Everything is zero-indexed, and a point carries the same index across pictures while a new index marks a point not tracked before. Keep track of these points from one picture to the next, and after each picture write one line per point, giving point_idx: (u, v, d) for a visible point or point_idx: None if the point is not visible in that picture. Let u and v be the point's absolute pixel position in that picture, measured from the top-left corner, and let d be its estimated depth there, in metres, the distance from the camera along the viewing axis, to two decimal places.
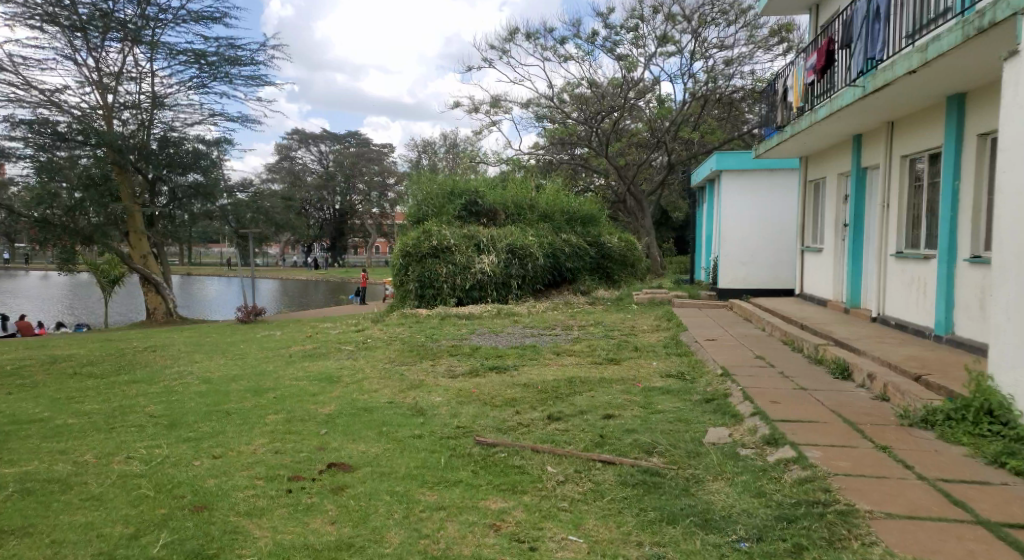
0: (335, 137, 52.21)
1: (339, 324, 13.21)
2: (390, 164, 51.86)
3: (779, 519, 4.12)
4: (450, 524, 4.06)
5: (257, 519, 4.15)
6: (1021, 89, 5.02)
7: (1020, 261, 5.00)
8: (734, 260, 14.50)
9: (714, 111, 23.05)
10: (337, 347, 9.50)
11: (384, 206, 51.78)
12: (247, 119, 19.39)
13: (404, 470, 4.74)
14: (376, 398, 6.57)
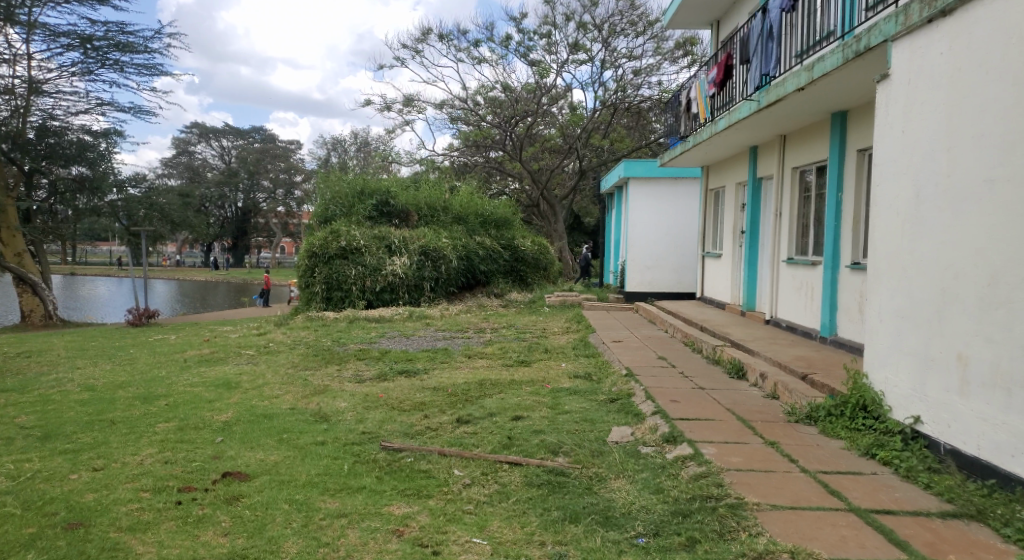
0: (238, 133, 50.89)
1: (240, 327, 12.92)
2: (298, 162, 50.80)
3: (675, 514, 4.33)
4: (351, 531, 4.09)
5: (140, 534, 4.07)
6: (891, 110, 5.42)
7: (891, 266, 5.39)
8: (641, 264, 14.93)
9: (624, 119, 23.65)
10: (236, 352, 9.31)
11: (290, 205, 50.68)
12: (139, 110, 18.64)
13: (304, 478, 4.74)
14: (276, 404, 6.50)
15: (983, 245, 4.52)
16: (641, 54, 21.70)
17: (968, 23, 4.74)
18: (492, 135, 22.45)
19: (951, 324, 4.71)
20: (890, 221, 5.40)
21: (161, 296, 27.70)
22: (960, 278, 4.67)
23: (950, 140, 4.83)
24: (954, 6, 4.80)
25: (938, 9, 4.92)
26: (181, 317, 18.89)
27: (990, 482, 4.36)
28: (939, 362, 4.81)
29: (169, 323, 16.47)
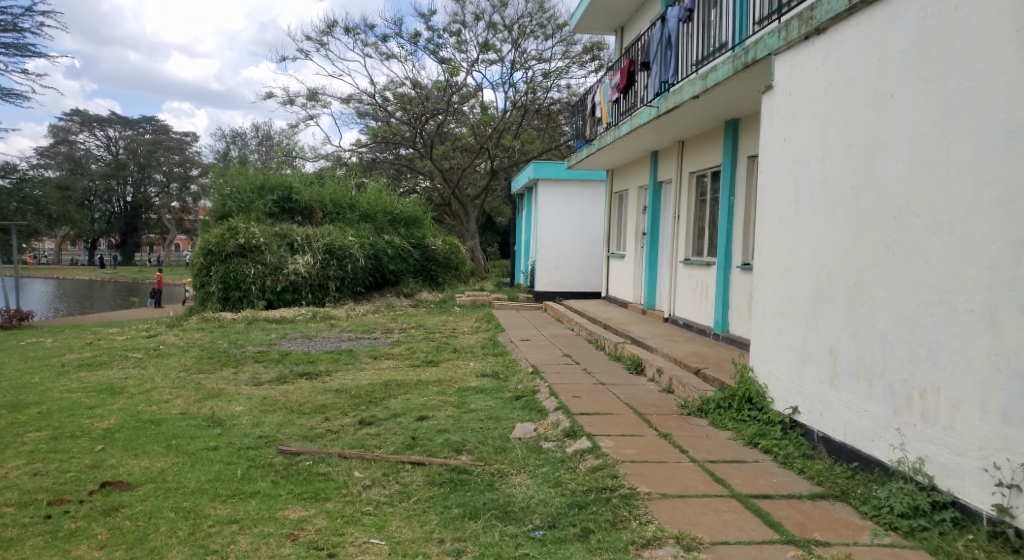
0: (126, 122, 48.64)
1: (127, 329, 12.47)
2: (194, 155, 49.05)
3: (571, 506, 4.48)
4: (243, 537, 4.04)
5: (5, 551, 3.92)
6: (775, 120, 5.78)
7: (774, 267, 5.74)
8: (549, 263, 15.18)
9: (534, 121, 23.92)
10: (122, 355, 9.00)
11: (185, 200, 48.90)
12: (9, 94, 17.72)
13: (194, 485, 4.68)
14: (166, 409, 6.34)
15: (849, 247, 4.83)
16: (550, 56, 22.01)
17: (836, 42, 5.07)
18: (402, 132, 22.32)
19: (824, 321, 5.05)
20: (774, 224, 5.74)
21: (36, 296, 26.17)
22: (831, 277, 5.00)
23: (823, 149, 5.16)
24: (826, 25, 5.14)
25: (813, 27, 5.26)
26: (63, 317, 18.03)
27: (854, 465, 4.68)
28: (814, 356, 5.15)
29: (47, 325, 15.69)
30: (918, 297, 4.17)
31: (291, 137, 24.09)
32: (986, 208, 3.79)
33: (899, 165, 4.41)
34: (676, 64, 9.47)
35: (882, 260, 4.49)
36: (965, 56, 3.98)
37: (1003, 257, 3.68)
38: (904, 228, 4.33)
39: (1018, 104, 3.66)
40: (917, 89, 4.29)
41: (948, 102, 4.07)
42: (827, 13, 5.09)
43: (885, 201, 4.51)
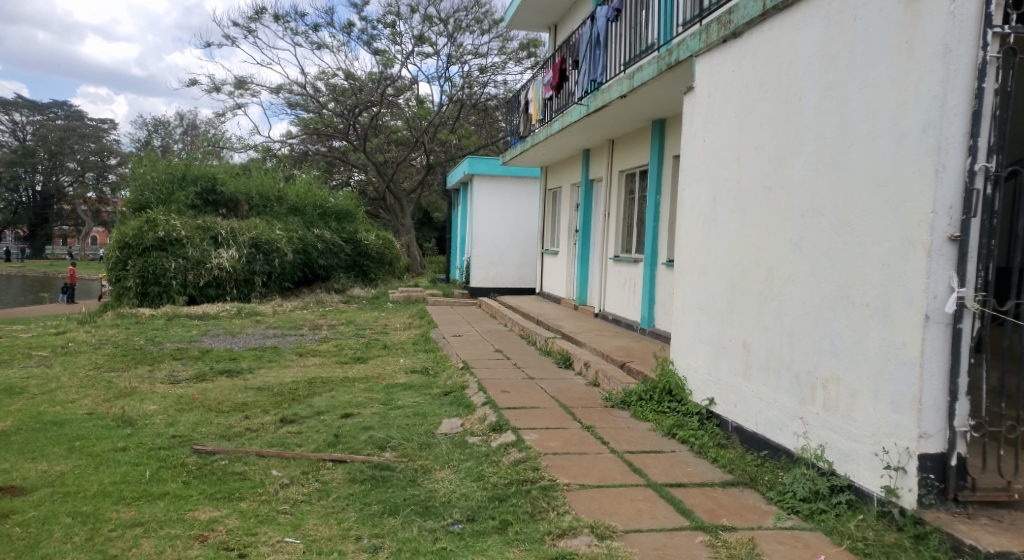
0: (35, 107, 47.23)
1: (35, 326, 11.97)
2: (111, 144, 47.36)
3: (492, 499, 4.48)
4: (146, 540, 3.95)
5: None
6: (695, 120, 5.91)
7: (693, 262, 5.88)
8: (484, 260, 15.17)
9: (471, 117, 23.86)
10: (27, 353, 8.64)
11: (102, 190, 47.17)
12: None
13: (96, 488, 4.54)
14: (72, 410, 6.13)
15: (761, 245, 4.98)
16: (486, 52, 21.96)
17: (751, 46, 5.20)
18: (335, 124, 21.93)
19: (738, 315, 5.20)
20: (694, 222, 5.87)
21: None
22: (744, 273, 5.15)
23: (738, 149, 5.30)
24: (742, 29, 5.27)
25: (731, 30, 5.39)
26: None
27: (764, 453, 4.84)
28: (729, 349, 5.31)
29: None
30: (822, 292, 4.33)
31: (217, 127, 23.47)
32: (880, 208, 3.95)
33: (806, 166, 4.56)
34: (605, 63, 9.58)
35: (791, 258, 4.65)
36: (863, 63, 4.13)
37: (894, 254, 3.84)
38: (810, 227, 4.48)
39: (907, 111, 3.82)
40: (823, 94, 4.44)
41: (849, 107, 4.22)
42: (743, 18, 5.22)
43: (793, 200, 4.66)
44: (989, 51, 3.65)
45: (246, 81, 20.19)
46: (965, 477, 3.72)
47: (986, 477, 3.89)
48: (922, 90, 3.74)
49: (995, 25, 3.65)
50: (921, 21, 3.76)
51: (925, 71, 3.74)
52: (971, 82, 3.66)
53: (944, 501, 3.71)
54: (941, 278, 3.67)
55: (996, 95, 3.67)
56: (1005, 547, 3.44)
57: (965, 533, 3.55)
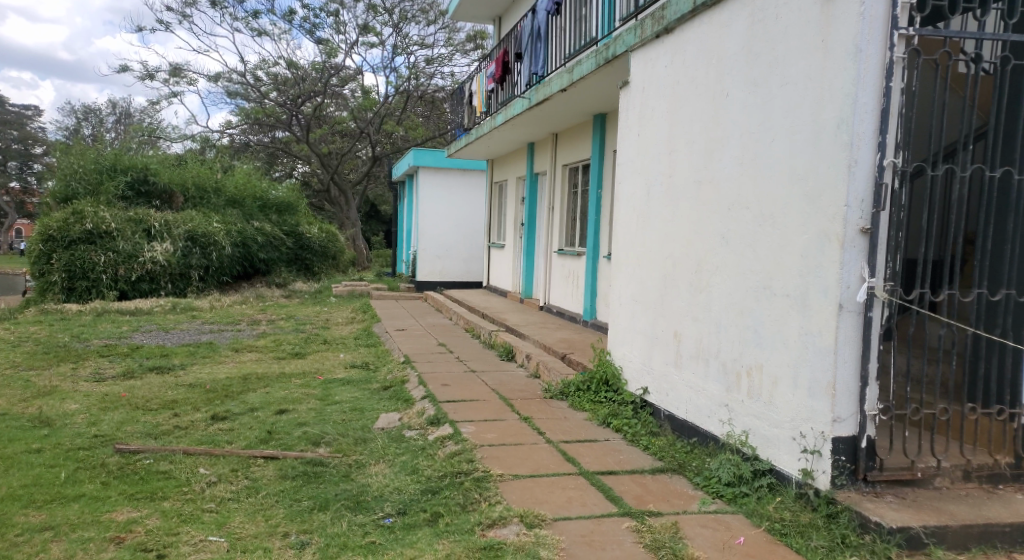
0: None
1: None
2: (39, 133, 45.76)
3: (424, 492, 4.44)
4: (57, 544, 3.83)
5: None
6: (631, 115, 5.95)
7: (629, 254, 5.92)
8: (430, 253, 15.08)
9: (417, 108, 23.67)
10: None
11: (28, 180, 45.51)
12: None
13: (6, 492, 4.38)
14: None
15: (690, 238, 5.05)
16: (433, 43, 21.76)
17: (682, 43, 5.24)
18: (276, 114, 21.47)
19: (670, 306, 5.26)
20: (628, 215, 5.92)
21: None
22: (675, 265, 5.22)
23: (670, 144, 5.35)
24: (673, 25, 5.31)
25: (663, 26, 5.41)
26: None
27: (693, 440, 4.92)
28: (661, 339, 5.37)
29: None
30: (747, 283, 4.41)
31: (152, 116, 22.75)
32: (799, 202, 4.03)
33: (732, 161, 4.62)
34: (546, 56, 9.56)
35: (718, 250, 4.72)
36: (784, 60, 4.20)
37: (811, 246, 3.93)
38: (736, 220, 4.55)
39: (823, 108, 3.90)
40: (748, 91, 4.50)
41: (771, 103, 4.30)
42: (675, 14, 5.24)
43: (720, 194, 4.73)
44: (896, 52, 3.75)
45: (181, 69, 19.65)
46: (874, 458, 3.84)
47: (894, 457, 4.02)
48: (836, 87, 3.83)
49: (901, 27, 3.74)
50: (835, 21, 3.84)
51: (838, 70, 3.82)
52: (880, 80, 3.75)
53: (855, 482, 3.82)
54: (853, 269, 3.77)
55: (902, 94, 3.79)
56: (907, 522, 3.56)
57: (871, 510, 3.66)
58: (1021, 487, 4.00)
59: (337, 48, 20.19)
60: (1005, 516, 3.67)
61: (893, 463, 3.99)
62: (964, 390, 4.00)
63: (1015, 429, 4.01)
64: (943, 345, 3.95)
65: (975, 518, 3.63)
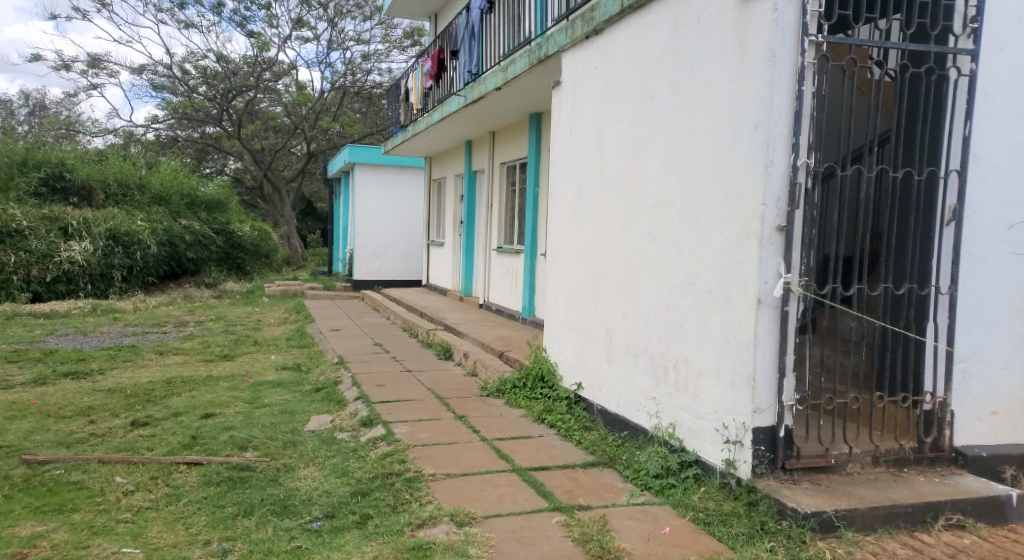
0: None
1: None
2: None
3: (354, 494, 4.36)
4: None
5: None
6: (563, 115, 5.97)
7: (562, 250, 5.94)
8: (368, 252, 14.87)
9: (355, 105, 23.35)
10: None
11: None
12: None
13: None
14: None
15: (619, 235, 5.09)
16: (369, 39, 21.44)
17: (610, 44, 5.27)
18: (205, 109, 20.87)
19: (601, 302, 5.30)
20: (561, 213, 5.94)
21: None
22: (606, 262, 5.25)
23: (600, 144, 5.39)
24: (602, 26, 5.34)
25: (593, 28, 5.44)
26: None
27: (624, 433, 4.96)
28: (593, 335, 5.41)
29: None
30: (673, 279, 4.47)
31: (70, 110, 21.87)
32: (720, 200, 4.10)
33: (658, 161, 4.67)
34: (481, 55, 9.50)
35: (645, 247, 4.77)
36: (705, 62, 4.26)
37: (732, 243, 4.00)
38: (662, 218, 4.60)
39: (741, 110, 3.97)
40: (672, 93, 4.56)
41: (694, 104, 4.35)
42: (603, 16, 5.27)
43: (647, 193, 4.77)
44: (806, 57, 3.84)
45: (100, 59, 18.95)
46: (791, 446, 3.93)
47: (809, 446, 4.12)
48: (752, 90, 3.90)
49: (811, 33, 3.83)
50: (751, 27, 3.92)
51: (754, 73, 3.89)
52: (793, 84, 3.83)
53: (773, 470, 3.90)
54: (770, 266, 3.84)
55: (813, 97, 3.88)
56: (820, 507, 3.63)
57: (788, 497, 3.73)
58: (925, 470, 4.14)
59: (269, 42, 19.48)
60: (908, 497, 3.79)
61: (808, 452, 4.09)
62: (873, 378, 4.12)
63: (918, 415, 4.15)
64: (852, 338, 4.07)
65: (880, 500, 3.74)
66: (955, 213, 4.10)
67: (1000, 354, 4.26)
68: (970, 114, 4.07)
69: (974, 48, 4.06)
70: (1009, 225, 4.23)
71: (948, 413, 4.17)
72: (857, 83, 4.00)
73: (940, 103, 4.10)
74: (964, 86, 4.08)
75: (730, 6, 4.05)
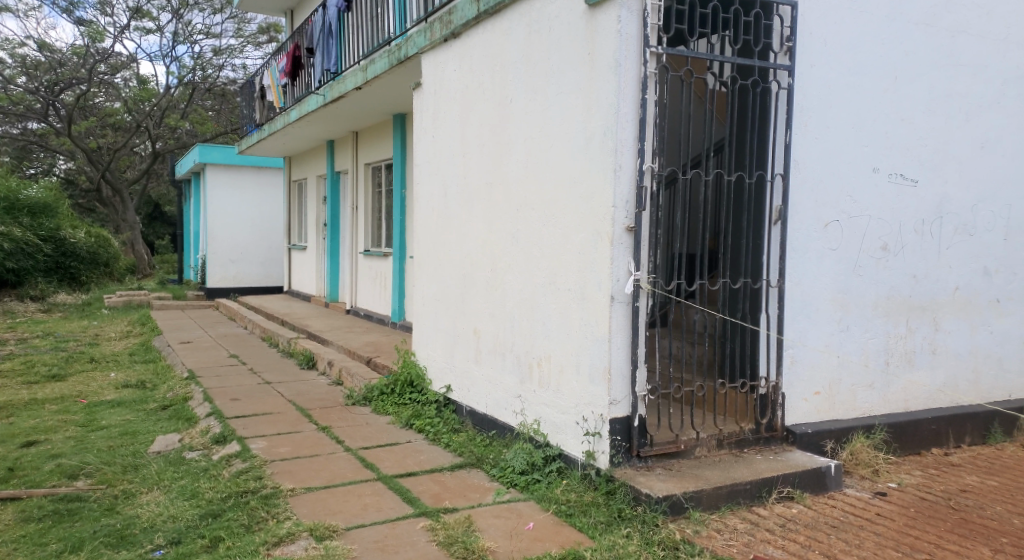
0: None
1: None
2: None
3: (204, 517, 4.15)
4: None
5: None
6: (424, 116, 5.93)
7: (428, 252, 5.90)
8: (223, 258, 14.24)
9: (206, 101, 22.36)
10: None
11: None
12: None
13: None
14: None
15: (484, 237, 5.11)
16: (220, 33, 20.50)
17: (470, 48, 5.28)
18: (27, 102, 19.20)
19: (469, 303, 5.31)
20: (426, 215, 5.90)
21: None
22: (471, 263, 5.27)
23: (463, 146, 5.38)
24: (460, 30, 5.35)
25: (451, 30, 5.44)
26: None
27: (492, 433, 5.00)
28: (462, 336, 5.41)
29: None
30: (535, 278, 4.55)
31: None
32: (576, 203, 4.20)
33: (519, 164, 4.73)
34: (339, 53, 9.28)
35: (509, 248, 4.81)
36: (559, 69, 4.35)
37: (587, 244, 4.11)
38: (524, 219, 4.66)
39: (592, 116, 4.09)
40: (529, 98, 4.62)
41: (550, 109, 4.44)
42: (461, 20, 5.28)
43: (509, 195, 4.82)
44: (649, 67, 3.98)
45: None
46: (645, 435, 4.08)
47: (661, 433, 4.30)
48: (601, 98, 4.02)
49: (652, 45, 3.98)
50: (598, 36, 4.04)
51: (602, 82, 4.02)
52: (638, 93, 3.97)
53: (629, 459, 4.04)
54: (621, 264, 3.97)
55: (656, 106, 4.04)
56: (671, 490, 3.80)
57: (642, 483, 3.88)
58: (762, 449, 4.42)
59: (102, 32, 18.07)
60: (746, 475, 4.04)
61: (659, 439, 4.26)
62: (716, 367, 4.36)
63: (754, 399, 4.42)
64: (696, 331, 4.28)
65: (724, 479, 3.97)
66: (780, 213, 4.39)
67: (822, 339, 4.62)
68: (791, 123, 4.37)
69: (791, 64, 4.36)
70: (824, 223, 4.58)
71: (780, 395, 4.47)
72: (693, 92, 4.19)
73: (766, 114, 4.38)
74: (784, 99, 4.38)
75: (580, 14, 4.16)
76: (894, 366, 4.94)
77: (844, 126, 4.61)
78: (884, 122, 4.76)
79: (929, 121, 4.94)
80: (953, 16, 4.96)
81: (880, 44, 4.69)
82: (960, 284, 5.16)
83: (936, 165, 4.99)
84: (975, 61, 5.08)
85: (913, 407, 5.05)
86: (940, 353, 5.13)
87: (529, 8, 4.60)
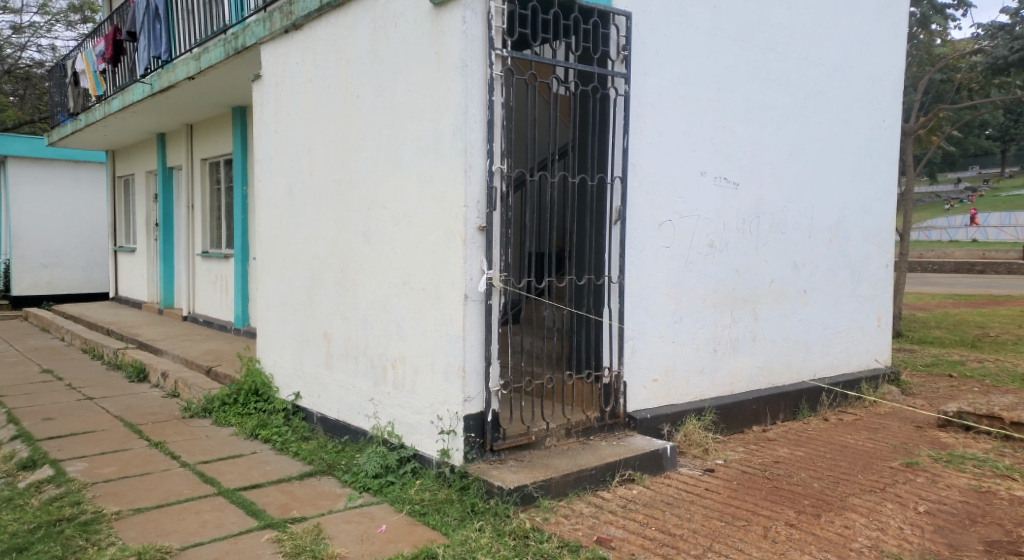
0: None
1: None
2: None
3: (6, 552, 3.74)
4: None
5: None
6: (265, 110, 5.72)
7: (274, 254, 5.69)
8: (33, 263, 13.00)
9: (8, 85, 20.29)
10: None
11: None
12: None
13: None
14: None
15: (334, 237, 5.01)
16: (22, 9, 18.69)
17: (314, 42, 5.16)
18: None
19: (318, 306, 5.19)
20: (270, 215, 5.70)
21: None
22: (320, 265, 5.16)
23: (309, 143, 5.25)
24: (301, 22, 5.21)
25: (291, 22, 5.28)
26: None
27: (345, 438, 4.93)
28: (312, 341, 5.28)
29: None
30: (388, 278, 4.52)
31: None
32: (427, 203, 4.23)
33: (368, 162, 4.68)
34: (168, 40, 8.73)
35: (360, 248, 4.76)
36: (407, 67, 4.36)
37: (439, 243, 4.16)
38: (374, 219, 4.63)
39: (441, 115, 4.13)
40: (376, 95, 4.60)
41: (398, 107, 4.44)
42: (302, 11, 5.15)
43: (359, 194, 4.77)
44: (494, 69, 4.09)
45: None
46: (497, 430, 4.19)
47: (513, 426, 4.43)
48: (449, 99, 4.08)
49: (497, 47, 4.09)
50: (444, 36, 4.09)
51: (449, 82, 4.07)
52: (484, 94, 4.07)
53: (483, 454, 4.14)
54: (473, 263, 4.05)
55: (502, 108, 4.15)
56: (522, 482, 3.92)
57: (494, 477, 3.97)
58: (606, 436, 4.66)
59: None
60: (592, 461, 4.24)
61: (512, 432, 4.39)
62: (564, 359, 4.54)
63: (599, 389, 4.65)
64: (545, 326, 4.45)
65: (572, 467, 4.14)
66: (620, 212, 4.65)
67: (658, 329, 4.93)
68: (627, 129, 4.64)
69: (627, 72, 4.62)
70: (659, 222, 4.89)
71: (622, 384, 4.72)
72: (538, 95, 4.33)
73: (605, 118, 4.63)
74: (620, 105, 4.64)
75: (425, 14, 4.20)
76: (721, 353, 5.35)
77: (674, 131, 4.94)
78: (708, 128, 5.15)
79: (747, 129, 5.40)
80: (763, 34, 5.45)
81: (704, 56, 5.08)
82: (774, 278, 5.68)
83: (752, 169, 5.45)
84: (781, 75, 5.59)
85: (738, 389, 5.50)
86: (760, 340, 5.62)
87: (374, 5, 4.58)
